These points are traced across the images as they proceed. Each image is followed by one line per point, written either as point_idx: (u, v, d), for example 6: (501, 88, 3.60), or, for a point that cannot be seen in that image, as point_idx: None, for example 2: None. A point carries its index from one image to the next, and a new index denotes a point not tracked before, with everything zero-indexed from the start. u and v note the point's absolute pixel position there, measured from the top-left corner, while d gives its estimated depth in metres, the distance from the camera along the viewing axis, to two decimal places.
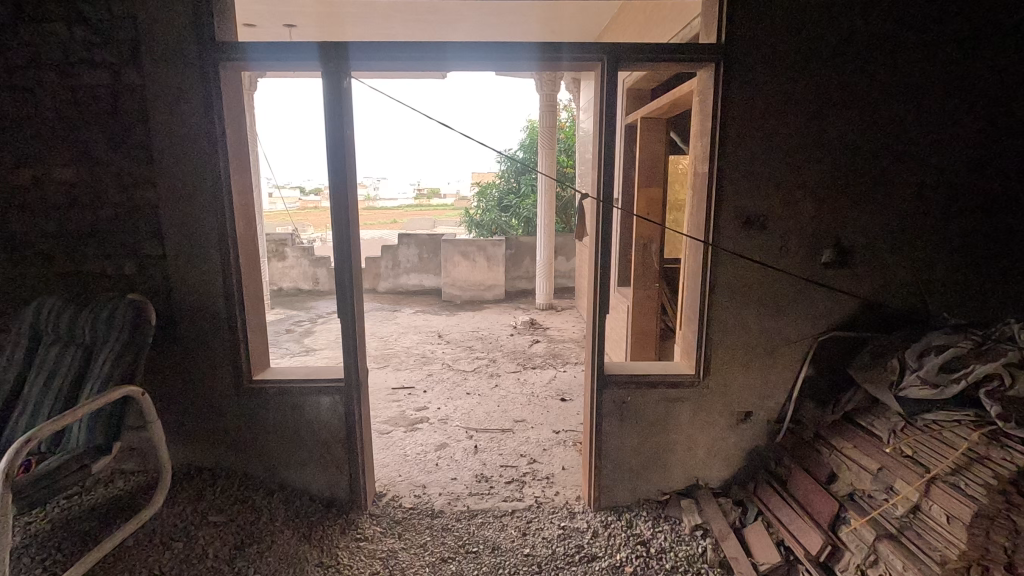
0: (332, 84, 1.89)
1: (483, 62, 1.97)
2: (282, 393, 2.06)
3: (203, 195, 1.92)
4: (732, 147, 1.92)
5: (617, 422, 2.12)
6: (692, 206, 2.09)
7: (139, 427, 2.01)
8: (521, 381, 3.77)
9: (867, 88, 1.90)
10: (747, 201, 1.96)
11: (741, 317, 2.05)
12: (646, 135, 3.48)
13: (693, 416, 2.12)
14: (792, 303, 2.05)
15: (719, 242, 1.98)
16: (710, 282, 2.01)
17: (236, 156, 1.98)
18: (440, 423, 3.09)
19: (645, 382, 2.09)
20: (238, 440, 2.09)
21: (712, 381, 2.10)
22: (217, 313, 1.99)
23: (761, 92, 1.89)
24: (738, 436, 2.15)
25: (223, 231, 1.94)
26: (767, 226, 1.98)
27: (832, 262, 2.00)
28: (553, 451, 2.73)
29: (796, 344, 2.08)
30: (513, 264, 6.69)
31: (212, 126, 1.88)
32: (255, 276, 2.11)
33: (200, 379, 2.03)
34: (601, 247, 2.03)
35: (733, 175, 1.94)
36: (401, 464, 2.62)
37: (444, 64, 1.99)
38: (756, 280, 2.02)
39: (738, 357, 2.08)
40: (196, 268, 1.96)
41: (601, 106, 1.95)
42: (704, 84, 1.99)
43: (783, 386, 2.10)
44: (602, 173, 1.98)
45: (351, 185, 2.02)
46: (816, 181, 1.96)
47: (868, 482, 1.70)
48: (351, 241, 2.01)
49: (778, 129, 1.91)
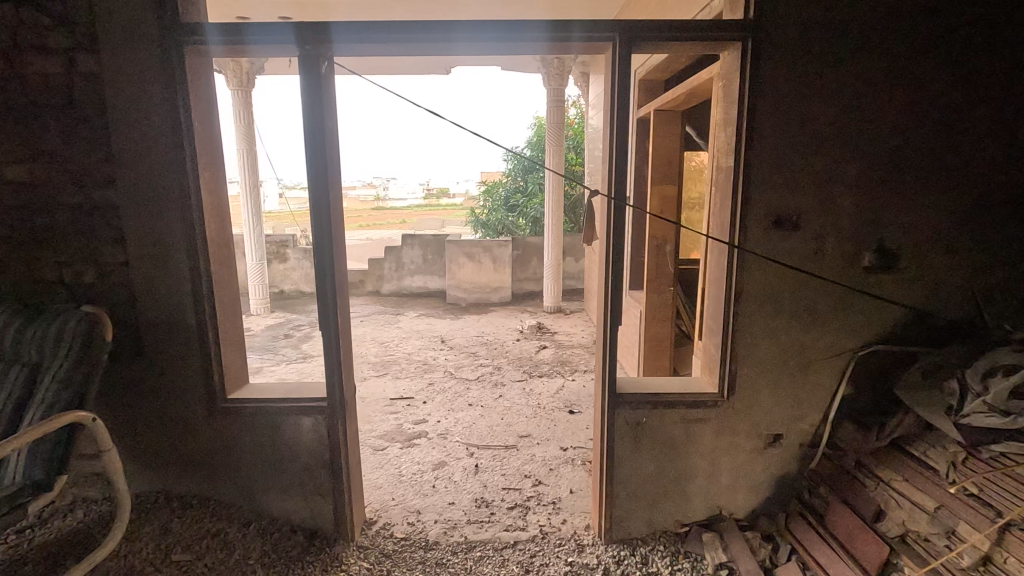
0: (309, 70, 1.69)
1: (495, 43, 1.76)
2: (259, 414, 1.86)
3: (168, 195, 1.73)
4: (760, 136, 1.70)
5: (631, 445, 1.90)
6: (715, 204, 1.87)
7: (94, 453, 1.81)
8: (527, 391, 3.55)
9: (916, 70, 1.66)
10: (778, 198, 1.73)
11: (771, 329, 1.82)
12: (660, 129, 3.26)
13: (716, 440, 1.90)
14: (827, 313, 1.82)
15: (745, 244, 1.76)
16: (736, 289, 1.79)
17: (205, 150, 1.79)
18: (439, 438, 2.88)
19: (663, 402, 1.87)
20: (210, 465, 1.90)
21: (737, 401, 1.87)
22: (187, 326, 1.80)
23: (795, 73, 1.66)
24: (768, 460, 1.92)
25: (191, 235, 1.75)
26: (801, 226, 1.76)
27: (874, 266, 1.77)
28: (560, 471, 2.52)
29: (832, 359, 1.85)
30: (520, 266, 6.47)
31: (176, 116, 1.69)
32: (229, 284, 1.92)
33: (170, 400, 1.84)
34: (612, 251, 1.80)
35: (761, 169, 1.71)
36: (395, 486, 2.42)
37: (450, 46, 1.78)
38: (789, 288, 1.80)
39: (768, 373, 1.86)
40: (163, 276, 1.77)
41: (612, 90, 1.73)
42: (729, 65, 1.77)
43: (819, 406, 1.87)
44: (614, 166, 1.75)
45: (333, 183, 1.81)
46: (857, 175, 1.73)
47: (925, 524, 1.48)
48: (332, 246, 1.80)
49: (814, 116, 1.69)
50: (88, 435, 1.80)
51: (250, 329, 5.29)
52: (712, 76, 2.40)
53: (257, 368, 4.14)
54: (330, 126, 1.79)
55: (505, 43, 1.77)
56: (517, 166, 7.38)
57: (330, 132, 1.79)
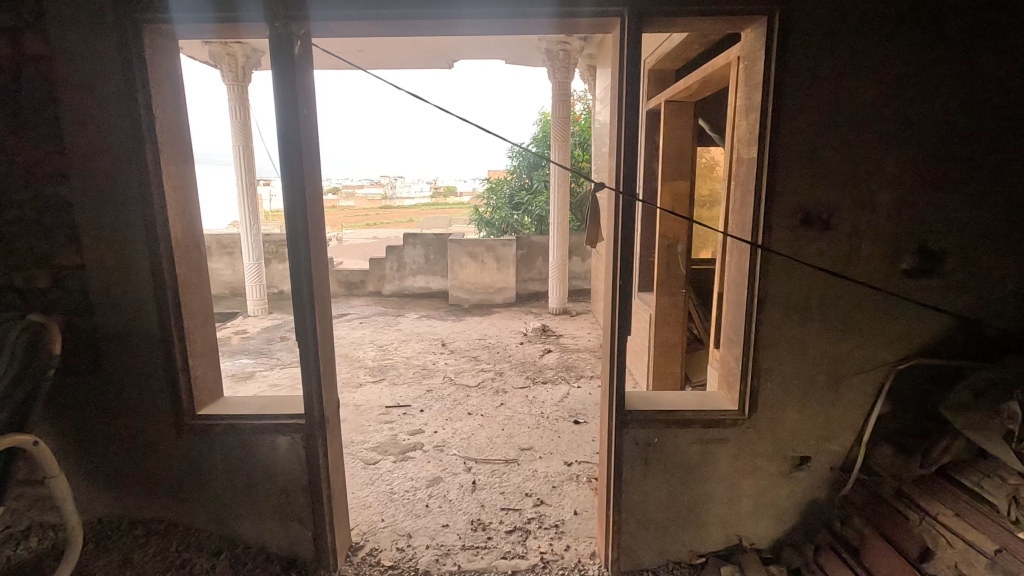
0: (281, 49, 1.50)
1: (496, 21, 1.58)
2: (230, 432, 1.70)
3: (128, 190, 1.56)
4: (787, 124, 1.51)
5: (641, 468, 1.72)
6: (736, 201, 1.69)
7: (36, 479, 1.61)
8: (530, 399, 3.37)
9: (965, 48, 1.46)
10: (807, 193, 1.55)
11: (798, 340, 1.63)
12: (670, 121, 3.07)
13: (735, 463, 1.71)
14: (861, 322, 1.62)
15: (769, 245, 1.57)
16: (759, 296, 1.60)
17: (168, 143, 1.62)
18: (435, 451, 2.71)
19: (677, 420, 1.68)
20: (177, 488, 1.73)
21: (759, 420, 1.68)
22: (151, 335, 1.64)
23: (826, 52, 1.47)
24: (793, 486, 1.72)
25: (153, 235, 1.58)
26: (834, 225, 1.57)
27: (914, 271, 1.58)
28: (564, 489, 2.34)
29: (867, 374, 1.65)
30: (524, 265, 6.27)
31: (134, 104, 1.52)
32: (199, 289, 1.76)
33: (132, 417, 1.67)
34: (621, 251, 1.60)
35: (788, 161, 1.53)
36: (385, 504, 2.25)
37: (449, 25, 1.60)
38: (818, 294, 1.61)
39: (795, 389, 1.67)
40: (124, 281, 1.60)
41: (621, 71, 1.54)
42: (753, 44, 1.58)
43: (851, 426, 1.68)
44: (624, 157, 1.55)
45: (310, 178, 1.62)
46: (898, 168, 1.53)
47: (981, 568, 1.31)
48: (309, 248, 1.61)
49: (849, 101, 1.50)
50: (27, 462, 1.61)
51: (246, 331, 5.13)
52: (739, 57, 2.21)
53: (250, 373, 3.98)
54: (306, 115, 1.61)
55: (501, 20, 1.59)
56: (523, 164, 7.20)
57: (306, 121, 1.61)
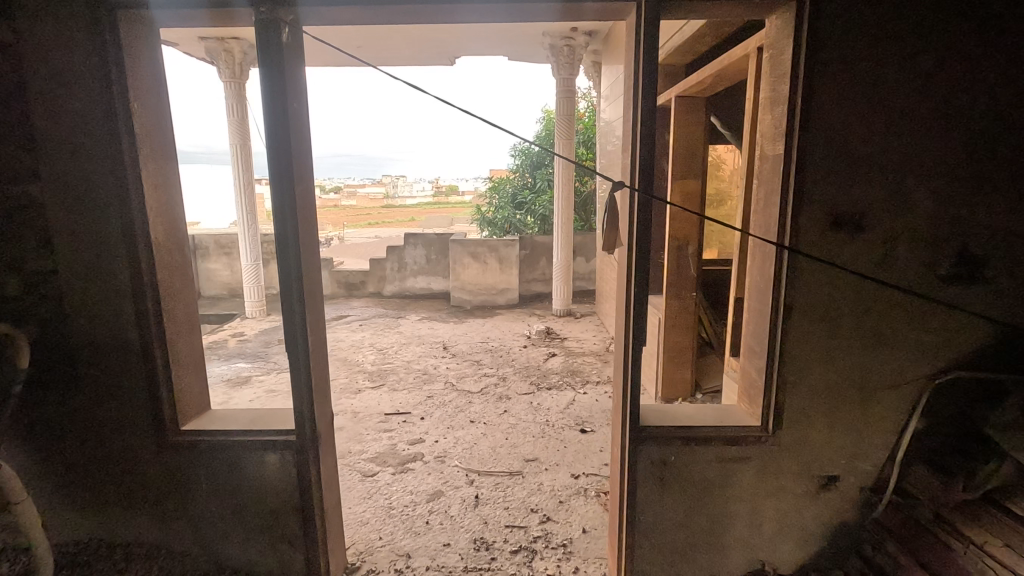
0: (268, 36, 1.39)
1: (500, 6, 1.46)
2: (216, 450, 1.59)
3: (103, 190, 1.45)
4: (818, 118, 1.39)
5: (656, 489, 1.60)
6: (760, 201, 1.56)
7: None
8: (535, 406, 3.25)
9: (1013, 35, 1.34)
10: (839, 193, 1.42)
11: (826, 352, 1.51)
12: (681, 117, 2.95)
13: (758, 483, 1.59)
14: (895, 332, 1.50)
15: (797, 250, 1.45)
16: (785, 304, 1.48)
17: (148, 138, 1.51)
18: (436, 462, 2.59)
19: (695, 437, 1.56)
20: (161, 509, 1.62)
21: (785, 437, 1.56)
22: (130, 347, 1.52)
23: (860, 40, 1.35)
24: (821, 507, 1.60)
25: (132, 238, 1.47)
26: (867, 227, 1.44)
27: (953, 277, 1.46)
28: (571, 504, 2.22)
29: (901, 389, 1.53)
30: (528, 265, 6.14)
31: (109, 97, 1.41)
32: (182, 297, 1.65)
33: (109, 435, 1.56)
34: (635, 255, 1.48)
35: (817, 158, 1.41)
36: (384, 521, 2.13)
37: (450, 10, 1.48)
38: (849, 303, 1.49)
39: (823, 404, 1.55)
40: (101, 288, 1.49)
41: (638, 59, 1.42)
42: (779, 32, 1.46)
43: (883, 443, 1.56)
44: (639, 154, 1.43)
45: (300, 177, 1.50)
46: (938, 166, 1.41)
47: None
48: (299, 252, 1.49)
49: (885, 92, 1.38)
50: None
51: (244, 334, 5.03)
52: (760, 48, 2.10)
53: (246, 378, 3.88)
54: (296, 108, 1.49)
55: (506, 5, 1.47)
56: (526, 163, 7.08)
57: (296, 115, 1.49)
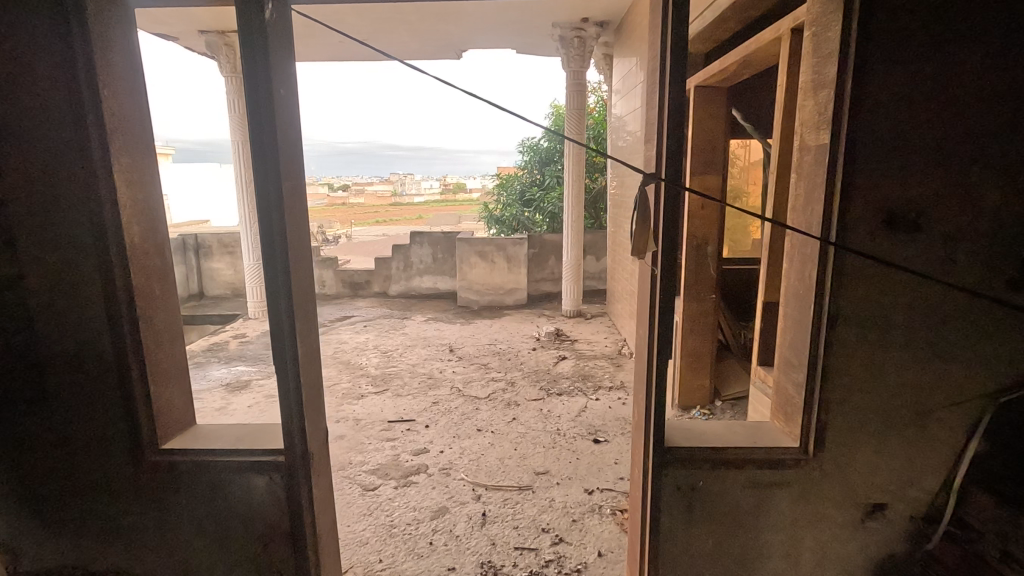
0: (250, 15, 1.24)
1: None
2: (199, 471, 1.45)
3: (70, 188, 1.30)
4: (870, 104, 1.22)
5: (683, 516, 1.44)
6: (802, 197, 1.40)
7: None
8: (545, 413, 3.09)
9: None
10: (893, 188, 1.26)
11: (875, 367, 1.35)
12: (701, 108, 2.79)
13: (796, 511, 1.43)
14: (954, 345, 1.33)
15: (844, 253, 1.28)
16: (829, 313, 1.32)
17: (121, 130, 1.37)
18: (441, 475, 2.45)
19: (727, 461, 1.40)
20: (138, 534, 1.49)
21: (828, 461, 1.40)
22: (103, 358, 1.38)
23: (923, 13, 1.18)
24: (865, 538, 1.44)
25: (103, 240, 1.33)
26: (925, 228, 1.28)
27: (1022, 284, 1.29)
28: (586, 523, 2.07)
29: (960, 408, 1.36)
30: (536, 265, 5.99)
31: (75, 83, 1.27)
32: (162, 304, 1.51)
33: (80, 453, 1.42)
34: (662, 256, 1.31)
35: (870, 149, 1.24)
36: (384, 541, 1.99)
37: None
38: (902, 311, 1.32)
39: (871, 424, 1.38)
40: (69, 295, 1.35)
41: (666, 36, 1.25)
42: (827, 4, 1.29)
43: (936, 467, 1.40)
44: (665, 143, 1.27)
45: (288, 172, 1.36)
46: (1009, 158, 1.23)
47: None
48: (286, 256, 1.34)
49: (948, 73, 1.21)
50: None
51: (245, 335, 4.91)
52: (793, 27, 1.99)
53: (246, 382, 3.75)
54: (284, 96, 1.34)
55: None
56: (535, 159, 6.93)
57: (283, 104, 1.34)
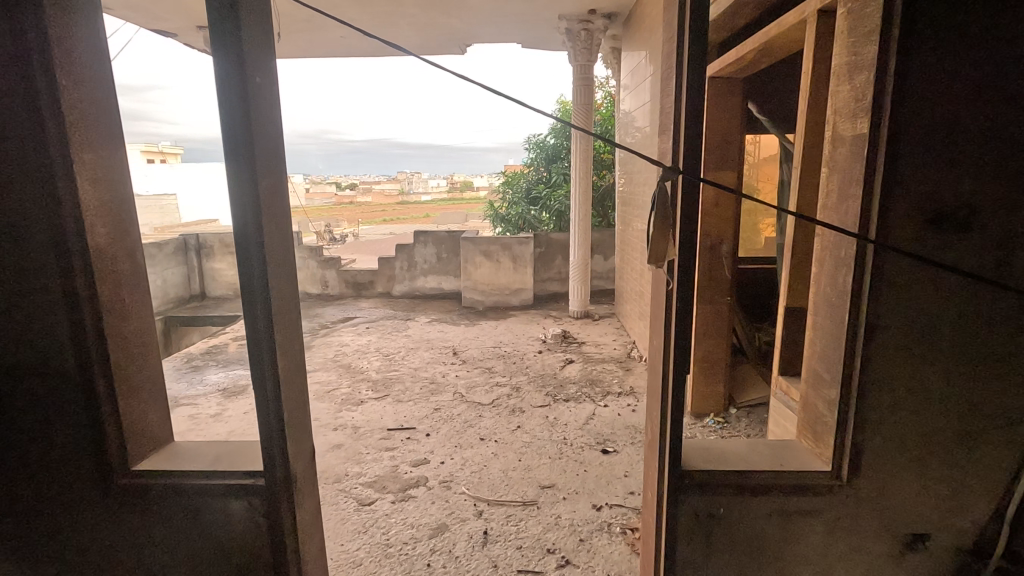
0: None
1: None
2: (173, 495, 1.34)
3: (27, 188, 1.19)
4: (917, 89, 1.08)
5: (702, 547, 1.30)
6: (835, 194, 1.25)
7: None
8: (550, 421, 2.96)
9: None
10: (942, 184, 1.11)
11: (918, 384, 1.21)
12: (716, 100, 2.64)
13: (828, 542, 1.28)
14: (1006, 360, 1.19)
15: (884, 258, 1.14)
16: (868, 324, 1.17)
17: (84, 124, 1.25)
18: (441, 488, 2.32)
19: (751, 487, 1.27)
20: (106, 561, 1.37)
21: (865, 488, 1.25)
22: (66, 373, 1.27)
23: None
24: (904, 571, 1.30)
25: (63, 246, 1.21)
26: (976, 229, 1.13)
27: None
28: (594, 543, 1.94)
29: (1012, 430, 1.22)
30: (542, 264, 5.85)
31: (29, 74, 1.15)
32: (133, 314, 1.39)
33: (43, 476, 1.31)
34: (680, 261, 1.17)
35: (916, 139, 1.10)
36: (379, 562, 1.87)
37: None
38: (949, 322, 1.18)
39: (913, 447, 1.23)
40: (28, 304, 1.24)
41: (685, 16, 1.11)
42: None
43: (984, 494, 1.26)
44: (684, 134, 1.13)
45: (266, 169, 1.23)
46: None
47: None
48: (264, 261, 1.21)
49: (1005, 53, 1.06)
50: None
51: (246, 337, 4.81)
52: (820, 9, 1.85)
53: (243, 386, 3.64)
54: (262, 86, 1.21)
55: None
56: (541, 157, 6.79)
57: (261, 93, 1.21)
